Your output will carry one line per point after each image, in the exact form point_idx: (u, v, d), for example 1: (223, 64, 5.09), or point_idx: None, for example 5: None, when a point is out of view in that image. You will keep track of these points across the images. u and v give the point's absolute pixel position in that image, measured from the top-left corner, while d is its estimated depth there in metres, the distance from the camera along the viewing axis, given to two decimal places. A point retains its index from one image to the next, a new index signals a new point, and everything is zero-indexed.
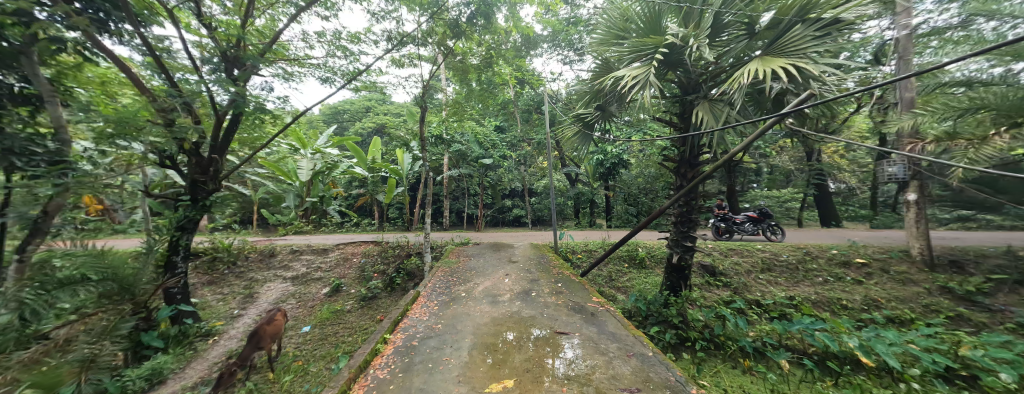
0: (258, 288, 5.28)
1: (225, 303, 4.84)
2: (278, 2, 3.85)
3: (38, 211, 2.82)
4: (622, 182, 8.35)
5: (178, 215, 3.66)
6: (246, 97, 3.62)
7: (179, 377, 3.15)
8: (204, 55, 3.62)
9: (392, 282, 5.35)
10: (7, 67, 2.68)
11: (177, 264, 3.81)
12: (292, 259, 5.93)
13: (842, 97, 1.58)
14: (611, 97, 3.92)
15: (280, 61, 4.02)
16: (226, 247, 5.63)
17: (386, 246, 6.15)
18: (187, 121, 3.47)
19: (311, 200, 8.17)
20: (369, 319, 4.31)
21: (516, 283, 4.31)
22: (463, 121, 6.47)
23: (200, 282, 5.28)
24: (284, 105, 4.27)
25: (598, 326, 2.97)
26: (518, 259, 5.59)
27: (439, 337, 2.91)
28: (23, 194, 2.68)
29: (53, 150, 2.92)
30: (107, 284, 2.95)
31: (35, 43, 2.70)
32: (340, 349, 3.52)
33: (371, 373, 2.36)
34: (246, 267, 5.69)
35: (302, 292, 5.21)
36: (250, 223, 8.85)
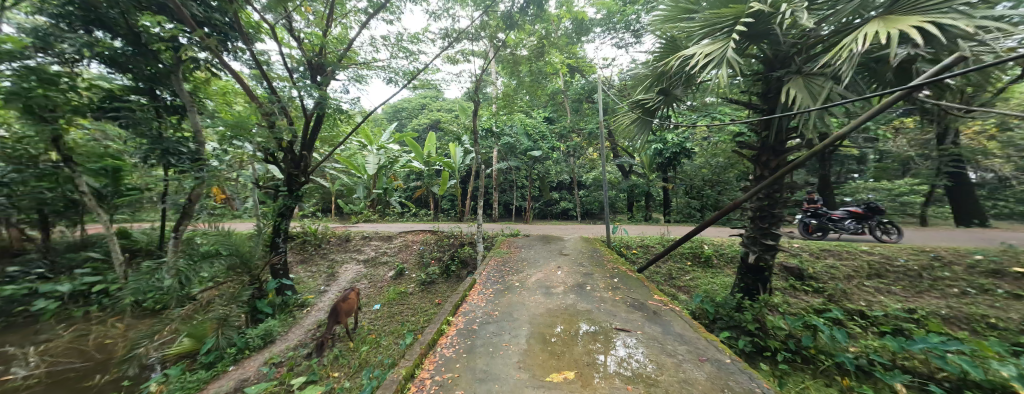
0: (338, 268, 6.03)
1: (314, 279, 5.63)
2: (351, 11, 4.22)
3: (186, 199, 3.62)
4: (684, 173, 7.66)
5: (278, 203, 4.25)
6: (327, 100, 4.09)
7: (284, 338, 3.74)
8: (294, 65, 4.15)
9: (448, 269, 5.65)
10: (163, 85, 3.66)
11: (280, 245, 4.34)
12: (363, 244, 6.63)
13: (978, 68, 1.26)
14: (680, 80, 3.55)
15: (352, 66, 4.45)
16: (312, 232, 6.53)
17: (442, 235, 6.51)
18: (283, 122, 4.03)
19: (377, 192, 9.04)
20: (429, 302, 4.63)
21: (570, 277, 4.25)
22: (513, 114, 6.53)
23: (295, 260, 6.24)
24: (356, 106, 4.73)
25: (662, 326, 2.79)
26: (569, 252, 5.50)
27: (498, 323, 3.02)
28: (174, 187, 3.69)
29: (193, 151, 3.85)
30: (233, 259, 3.66)
31: (180, 64, 3.60)
32: (406, 327, 3.86)
33: (438, 351, 2.54)
34: (328, 249, 6.53)
35: (373, 274, 5.80)
36: (329, 212, 10.15)
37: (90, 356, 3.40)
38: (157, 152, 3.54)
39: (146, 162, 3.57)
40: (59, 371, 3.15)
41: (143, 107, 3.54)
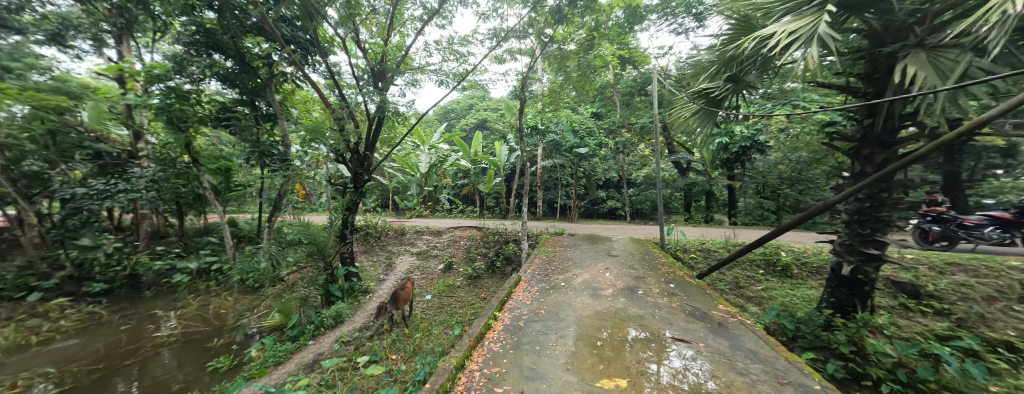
0: (394, 259, 6.55)
1: (374, 268, 6.20)
2: (408, 19, 4.51)
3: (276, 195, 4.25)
4: (754, 170, 6.79)
5: (346, 198, 4.74)
6: (387, 104, 4.44)
7: (351, 320, 4.16)
8: (361, 74, 4.57)
9: (493, 265, 5.78)
10: (259, 96, 4.42)
11: (347, 236, 4.81)
12: (416, 237, 7.11)
13: None
14: (759, 61, 3.06)
15: (408, 71, 4.76)
16: (373, 225, 7.19)
17: (488, 232, 6.68)
18: (351, 126, 4.47)
19: (428, 189, 9.61)
20: (476, 296, 4.78)
21: (619, 279, 4.05)
22: (559, 110, 6.42)
23: (359, 250, 6.94)
24: (411, 108, 5.05)
25: (731, 340, 2.50)
26: (618, 254, 5.23)
27: (544, 322, 3.00)
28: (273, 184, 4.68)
29: (283, 152, 4.63)
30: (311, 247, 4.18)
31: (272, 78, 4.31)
32: (455, 318, 4.04)
33: (486, 344, 2.60)
34: (386, 242, 7.11)
35: (425, 266, 6.16)
36: (387, 207, 11.09)
37: (210, 322, 4.20)
38: (257, 154, 4.31)
39: (249, 162, 4.42)
40: (190, 333, 3.94)
41: (246, 116, 4.35)
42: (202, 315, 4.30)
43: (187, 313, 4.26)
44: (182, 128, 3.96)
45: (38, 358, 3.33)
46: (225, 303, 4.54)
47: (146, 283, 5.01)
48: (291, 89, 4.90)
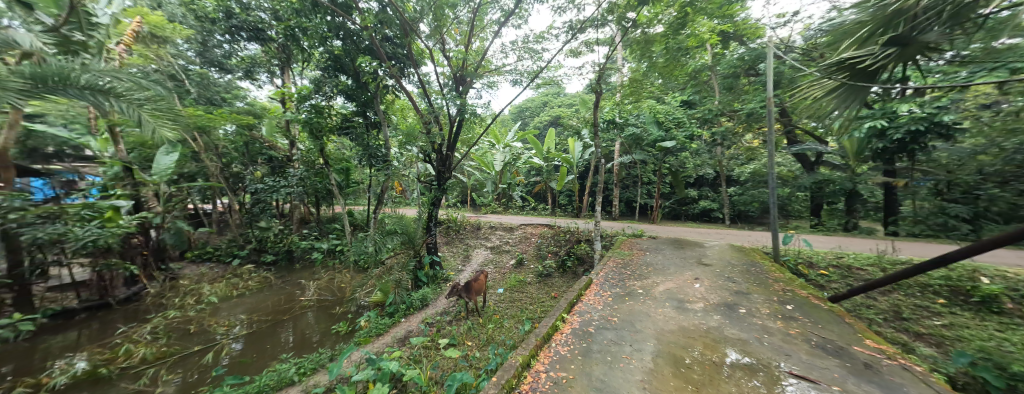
0: (471, 251, 7.03)
1: (454, 258, 6.78)
2: (487, 24, 4.72)
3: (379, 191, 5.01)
4: (927, 163, 4.98)
5: (431, 195, 5.26)
6: (466, 107, 4.75)
7: (434, 304, 4.62)
8: (445, 80, 5.01)
9: (564, 265, 5.64)
10: (369, 108, 5.45)
11: (432, 229, 5.32)
12: (490, 232, 7.51)
13: None
14: (948, 13, 2.05)
15: (486, 74, 5.00)
16: (453, 219, 7.86)
17: (559, 230, 6.59)
18: (436, 129, 4.94)
19: (503, 186, 10.06)
20: (546, 294, 4.77)
21: (712, 292, 3.48)
22: (641, 101, 5.84)
23: (442, 241, 7.68)
24: (488, 109, 5.31)
25: (886, 390, 1.88)
26: (713, 263, 4.50)
27: (617, 330, 2.79)
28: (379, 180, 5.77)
29: (384, 154, 5.58)
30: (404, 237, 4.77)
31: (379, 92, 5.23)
32: (525, 314, 4.11)
33: (554, 346, 2.56)
34: (464, 235, 7.70)
35: (499, 260, 6.44)
36: (465, 203, 11.98)
37: (334, 293, 5.26)
38: (366, 156, 5.45)
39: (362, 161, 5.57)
40: (322, 300, 5.00)
41: (360, 125, 5.45)
42: (330, 287, 5.40)
43: (320, 284, 5.42)
44: (319, 137, 5.37)
45: (237, 307, 4.70)
46: (344, 279, 5.61)
47: (296, 257, 6.57)
48: (391, 99, 5.73)
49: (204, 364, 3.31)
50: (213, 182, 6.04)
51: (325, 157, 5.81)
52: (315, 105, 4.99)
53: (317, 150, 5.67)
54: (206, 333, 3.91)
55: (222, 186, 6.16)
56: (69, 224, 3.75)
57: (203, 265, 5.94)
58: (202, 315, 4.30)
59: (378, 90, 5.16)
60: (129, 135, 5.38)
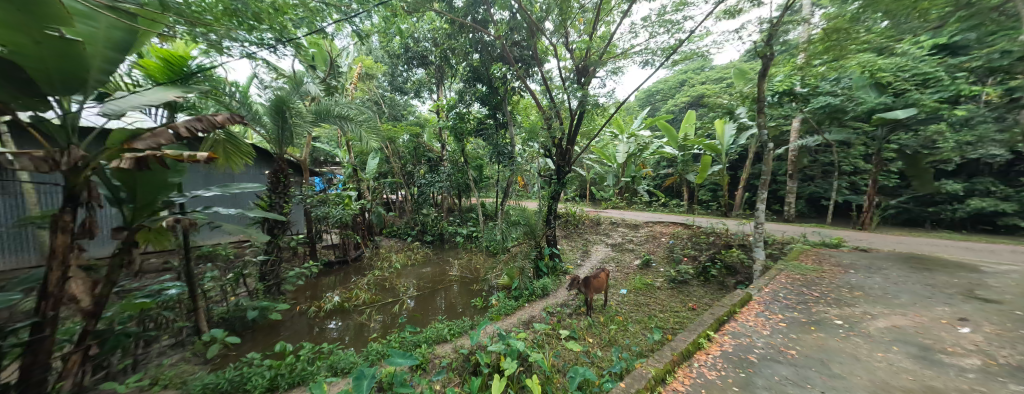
0: (590, 246, 6.88)
1: (573, 252, 6.75)
2: (614, 5, 4.41)
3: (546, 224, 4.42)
4: None
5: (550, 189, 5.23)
6: (589, 97, 4.60)
7: (554, 295, 4.71)
8: (569, 74, 5.00)
9: (706, 272, 4.71)
10: (499, 110, 6.11)
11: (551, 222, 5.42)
12: (612, 229, 7.19)
13: None
14: None
15: (611, 59, 4.72)
16: (573, 213, 8.00)
17: (699, 231, 5.58)
18: (556, 123, 4.99)
19: (626, 180, 9.39)
20: (680, 303, 4.13)
21: (997, 349, 2.15)
22: (839, 59, 4.16)
23: (561, 234, 7.93)
24: (612, 98, 4.98)
25: None
26: (1000, 301, 2.77)
27: (793, 368, 2.13)
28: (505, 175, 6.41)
29: (509, 152, 6.18)
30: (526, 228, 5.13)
31: (507, 94, 5.80)
32: (654, 321, 3.69)
33: (697, 368, 2.19)
34: (583, 230, 7.65)
35: (621, 259, 5.97)
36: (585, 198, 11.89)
37: (472, 273, 6.19)
38: (495, 153, 6.27)
39: (493, 159, 6.35)
40: (463, 277, 5.99)
41: (491, 126, 6.20)
42: (469, 266, 6.42)
43: (462, 263, 6.50)
44: (461, 139, 6.49)
45: (410, 274, 6.22)
46: (480, 261, 6.52)
47: (445, 239, 8.14)
48: (518, 100, 6.22)
49: (392, 312, 4.53)
50: (396, 178, 8.24)
51: (465, 156, 7.06)
52: (458, 112, 6.18)
53: (459, 150, 6.91)
54: (393, 290, 5.35)
55: (401, 181, 8.30)
56: (329, 207, 5.89)
57: (391, 240, 8.15)
58: (390, 276, 5.90)
59: (507, 93, 5.77)
60: (354, 147, 7.92)
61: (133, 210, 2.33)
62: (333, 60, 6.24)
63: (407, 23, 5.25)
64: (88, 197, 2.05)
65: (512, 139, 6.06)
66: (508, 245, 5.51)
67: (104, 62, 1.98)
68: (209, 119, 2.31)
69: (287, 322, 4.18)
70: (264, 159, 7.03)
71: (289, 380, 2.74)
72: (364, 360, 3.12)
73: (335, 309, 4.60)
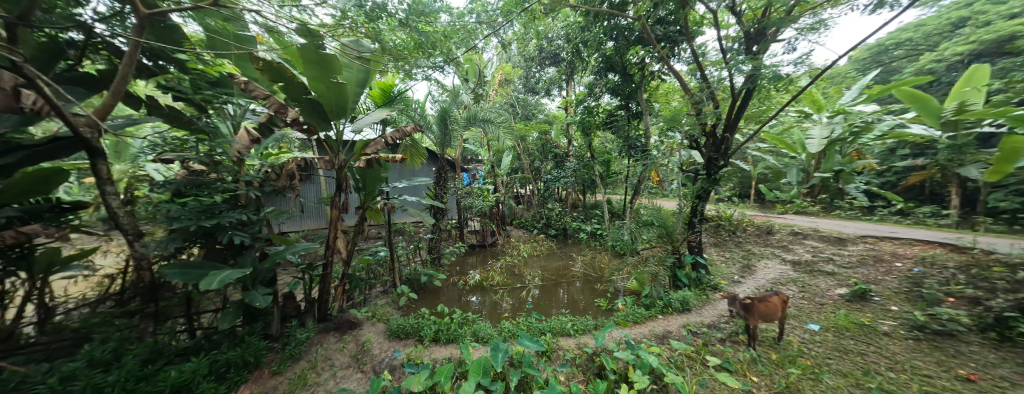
0: (754, 261, 5.42)
1: (727, 265, 5.44)
2: None
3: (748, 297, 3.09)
4: None
5: (697, 186, 4.35)
6: (764, 68, 3.55)
7: (700, 313, 3.91)
8: (733, 43, 4.04)
9: (1000, 329, 2.86)
10: (633, 99, 5.68)
11: (696, 225, 4.58)
12: (793, 241, 5.48)
13: None
14: None
15: (808, 12, 3.51)
16: (728, 217, 6.66)
17: (983, 260, 3.44)
18: (710, 107, 4.11)
19: (819, 176, 6.86)
20: (934, 367, 2.66)
21: None
22: None
23: (711, 241, 6.67)
24: (805, 65, 3.67)
25: None
26: None
27: None
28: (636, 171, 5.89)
29: (643, 144, 5.66)
30: (660, 229, 4.68)
31: (645, 79, 5.26)
32: (873, 381, 2.52)
33: None
34: (745, 239, 6.20)
35: (806, 282, 4.41)
36: (747, 198, 9.47)
37: (596, 271, 5.97)
38: (626, 147, 5.83)
39: (623, 153, 5.93)
40: (587, 274, 5.85)
41: (624, 117, 5.85)
42: (592, 264, 6.24)
43: (585, 259, 6.40)
44: (588, 134, 6.34)
45: (536, 263, 6.60)
46: (604, 260, 6.23)
47: (569, 234, 8.24)
48: (657, 85, 5.54)
49: (521, 297, 4.93)
50: (526, 173, 8.89)
51: (592, 151, 6.88)
52: (587, 106, 6.00)
53: (586, 145, 6.83)
54: (521, 277, 5.82)
55: (530, 176, 8.88)
56: (473, 198, 6.96)
57: (520, 230, 8.89)
58: (519, 263, 6.43)
59: (644, 80, 5.26)
60: (493, 146, 9.06)
61: (364, 196, 3.53)
62: (478, 70, 7.27)
63: (543, 24, 5.50)
64: (345, 185, 3.34)
65: (648, 130, 5.51)
66: (639, 247, 5.08)
67: (352, 95, 3.28)
68: (400, 130, 3.45)
69: (443, 289, 5.23)
70: (430, 157, 9.15)
71: (445, 336, 3.42)
72: (498, 335, 3.53)
73: (477, 286, 5.42)
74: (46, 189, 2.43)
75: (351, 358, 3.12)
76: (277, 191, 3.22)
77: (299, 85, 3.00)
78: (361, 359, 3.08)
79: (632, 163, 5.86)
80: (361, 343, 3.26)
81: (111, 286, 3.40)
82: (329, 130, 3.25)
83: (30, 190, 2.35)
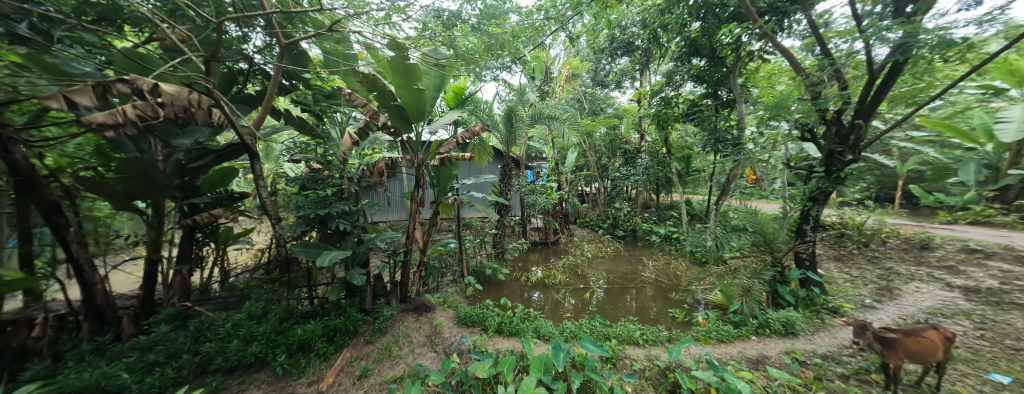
0: (896, 283, 4.24)
1: (852, 285, 4.36)
2: None
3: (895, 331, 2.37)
4: None
5: (810, 186, 3.59)
6: (920, 34, 2.73)
7: (810, 339, 3.21)
8: (872, 7, 3.20)
9: None
10: (725, 85, 5.00)
11: (808, 233, 3.81)
12: (966, 261, 4.24)
13: None
14: None
15: None
16: (857, 226, 5.45)
17: None
18: (832, 89, 3.32)
19: (1018, 174, 5.04)
20: None
21: None
22: None
23: (829, 254, 5.49)
24: (997, 24, 2.70)
25: None
26: None
27: None
28: (724, 168, 5.17)
29: (736, 137, 4.95)
30: (757, 236, 4.03)
31: (740, 61, 4.57)
32: None
33: None
34: (888, 254, 5.00)
35: (983, 316, 3.27)
36: (884, 202, 7.45)
37: (670, 279, 5.42)
38: (713, 141, 5.12)
39: (708, 147, 5.26)
40: (659, 281, 5.36)
41: (710, 107, 5.22)
42: (666, 270, 5.69)
43: (657, 265, 5.86)
44: (665, 127, 5.79)
45: (601, 265, 6.33)
46: (680, 267, 5.62)
47: (638, 236, 7.68)
48: (755, 67, 4.75)
49: (586, 298, 4.78)
50: (591, 171, 8.55)
51: (669, 146, 6.25)
52: (664, 97, 5.39)
53: (661, 139, 6.23)
54: (584, 278, 5.64)
55: (596, 174, 8.51)
56: (536, 195, 6.99)
57: (584, 229, 8.62)
58: (582, 263, 6.24)
59: (738, 61, 4.57)
60: (558, 143, 8.95)
61: (438, 191, 3.83)
62: (545, 67, 7.27)
63: (615, 12, 5.17)
64: (421, 181, 3.68)
65: (743, 122, 4.86)
66: (727, 256, 4.47)
67: (429, 99, 3.60)
68: (470, 130, 3.66)
69: (506, 283, 5.39)
70: (497, 155, 9.55)
71: (508, 329, 3.53)
72: (560, 334, 3.49)
73: (539, 283, 5.44)
74: (227, 182, 3.25)
75: (426, 337, 3.45)
76: (370, 186, 3.68)
77: (388, 94, 3.45)
78: (434, 340, 3.38)
79: (721, 158, 5.12)
80: (434, 326, 3.57)
81: (262, 257, 4.41)
82: (410, 132, 3.63)
83: (217, 182, 3.17)
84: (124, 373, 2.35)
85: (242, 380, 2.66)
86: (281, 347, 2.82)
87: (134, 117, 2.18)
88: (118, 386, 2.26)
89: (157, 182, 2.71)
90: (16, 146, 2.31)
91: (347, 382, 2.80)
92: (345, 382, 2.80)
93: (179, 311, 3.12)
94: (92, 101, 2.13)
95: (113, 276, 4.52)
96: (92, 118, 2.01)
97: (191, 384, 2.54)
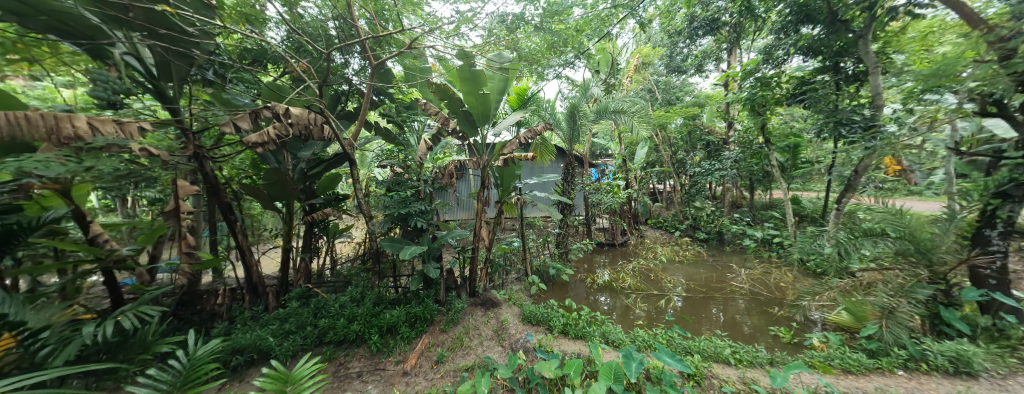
0: None
1: None
2: None
3: None
4: None
5: (998, 176, 2.69)
6: None
7: (1000, 383, 2.37)
8: None
9: None
10: (849, 55, 4.06)
11: (994, 241, 2.85)
12: None
13: None
14: None
15: None
16: None
17: None
18: None
19: None
20: None
21: None
22: None
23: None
24: None
25: None
26: None
27: None
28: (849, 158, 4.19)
29: (868, 117, 3.99)
30: (903, 243, 3.17)
31: (874, 23, 3.66)
32: None
33: None
34: None
35: None
36: None
37: (770, 291, 4.62)
38: (832, 124, 4.22)
39: (826, 133, 4.32)
40: (756, 293, 4.60)
41: (826, 84, 4.31)
42: (764, 280, 4.87)
43: (752, 274, 5.03)
44: (761, 112, 4.98)
45: (678, 270, 5.73)
46: (784, 278, 4.76)
47: (726, 240, 6.75)
48: (896, 27, 3.75)
49: (661, 306, 4.40)
50: (666, 166, 7.77)
51: (766, 134, 5.33)
52: (761, 77, 4.61)
53: (756, 127, 5.34)
54: (659, 284, 5.16)
55: (671, 170, 7.72)
56: (602, 194, 6.63)
57: (658, 230, 7.93)
58: (656, 268, 5.73)
59: (872, 22, 3.64)
60: (626, 138, 8.44)
61: (503, 191, 3.93)
62: (612, 58, 6.96)
63: None
64: (487, 182, 3.82)
65: (876, 98, 3.93)
66: (854, 266, 3.59)
67: (494, 103, 3.73)
68: (533, 130, 3.67)
69: (572, 284, 5.29)
70: (560, 154, 9.45)
71: (574, 331, 3.45)
72: (632, 342, 3.27)
73: (607, 286, 5.17)
74: (334, 186, 3.87)
75: (493, 332, 3.58)
76: (443, 187, 3.98)
77: (455, 99, 3.66)
78: (501, 335, 3.49)
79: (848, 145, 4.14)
80: (502, 322, 3.69)
81: (359, 249, 5.15)
82: (476, 136, 3.82)
83: (328, 186, 3.80)
84: (270, 337, 3.00)
85: (348, 354, 3.14)
86: (375, 328, 3.25)
87: (274, 136, 2.76)
88: (267, 347, 2.89)
89: (289, 187, 3.37)
90: (208, 162, 3.12)
91: (426, 365, 3.08)
92: (424, 365, 3.07)
93: (304, 291, 3.84)
94: (249, 125, 2.76)
95: (263, 260, 5.85)
96: (249, 138, 2.61)
97: (313, 350, 3.12)
